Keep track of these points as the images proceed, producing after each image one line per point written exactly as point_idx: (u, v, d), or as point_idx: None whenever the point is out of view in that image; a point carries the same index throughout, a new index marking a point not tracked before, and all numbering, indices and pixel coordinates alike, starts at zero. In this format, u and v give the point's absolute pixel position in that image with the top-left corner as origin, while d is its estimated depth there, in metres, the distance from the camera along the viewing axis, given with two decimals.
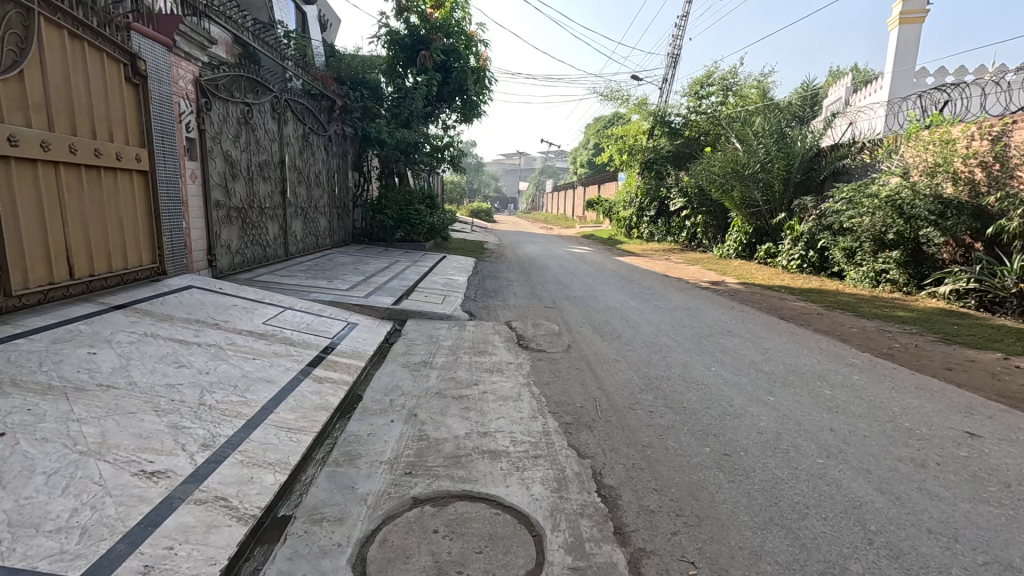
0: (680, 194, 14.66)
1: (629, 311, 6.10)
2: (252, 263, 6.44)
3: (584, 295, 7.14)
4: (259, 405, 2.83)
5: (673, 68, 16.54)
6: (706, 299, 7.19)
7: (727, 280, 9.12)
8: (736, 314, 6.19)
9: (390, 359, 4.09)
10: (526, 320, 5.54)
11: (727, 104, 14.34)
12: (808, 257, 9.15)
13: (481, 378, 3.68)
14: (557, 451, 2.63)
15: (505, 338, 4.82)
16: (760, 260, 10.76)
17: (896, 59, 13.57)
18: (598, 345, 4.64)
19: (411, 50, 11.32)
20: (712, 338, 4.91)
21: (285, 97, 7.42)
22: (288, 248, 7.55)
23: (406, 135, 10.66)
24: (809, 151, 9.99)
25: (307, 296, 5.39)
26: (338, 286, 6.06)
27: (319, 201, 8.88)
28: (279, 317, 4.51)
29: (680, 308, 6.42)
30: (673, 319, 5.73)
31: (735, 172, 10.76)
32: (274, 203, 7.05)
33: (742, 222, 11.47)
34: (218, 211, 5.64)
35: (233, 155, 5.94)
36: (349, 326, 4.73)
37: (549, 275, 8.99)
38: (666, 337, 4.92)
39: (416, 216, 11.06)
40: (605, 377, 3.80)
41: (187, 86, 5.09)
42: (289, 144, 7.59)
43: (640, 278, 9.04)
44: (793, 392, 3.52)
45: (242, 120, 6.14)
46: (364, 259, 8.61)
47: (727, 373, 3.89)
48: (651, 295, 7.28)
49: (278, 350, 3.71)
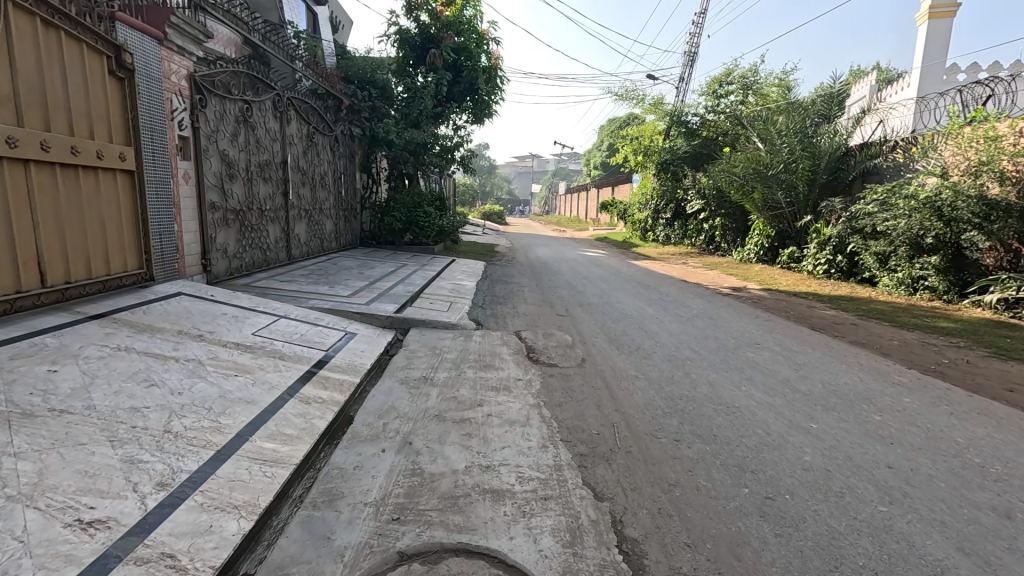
0: (698, 196, 14.19)
1: (647, 320, 5.71)
2: (251, 267, 6.18)
3: (599, 302, 6.75)
4: (234, 432, 2.51)
5: (689, 67, 16.09)
6: (729, 307, 6.76)
7: (749, 286, 8.66)
8: (762, 324, 5.76)
9: (388, 374, 3.76)
10: (536, 330, 5.19)
11: (748, 103, 13.82)
12: (836, 262, 8.66)
13: (485, 398, 3.33)
14: (570, 492, 2.27)
15: (514, 350, 4.47)
16: (783, 264, 10.28)
17: (925, 54, 12.99)
18: (615, 359, 4.27)
19: (421, 49, 11.08)
20: (739, 352, 4.50)
21: (288, 95, 7.16)
22: (291, 252, 7.30)
23: (415, 136, 10.36)
24: (837, 150, 9.50)
25: (305, 303, 5.10)
26: (340, 292, 5.77)
27: (325, 203, 8.63)
28: (271, 326, 4.21)
29: (701, 317, 6.01)
30: (695, 329, 5.33)
31: (757, 173, 10.28)
32: (275, 204, 6.80)
33: (764, 225, 11.00)
34: (214, 213, 5.39)
35: (231, 155, 5.69)
36: (347, 337, 4.41)
37: (561, 280, 8.62)
38: (689, 350, 4.52)
39: (424, 218, 10.76)
40: (623, 397, 3.42)
41: (181, 82, 4.83)
42: (293, 144, 7.34)
43: (658, 283, 8.63)
44: (837, 418, 3.11)
45: (241, 118, 5.89)
46: (370, 263, 8.33)
47: (759, 393, 3.49)
48: (670, 302, 6.87)
49: (265, 365, 3.40)
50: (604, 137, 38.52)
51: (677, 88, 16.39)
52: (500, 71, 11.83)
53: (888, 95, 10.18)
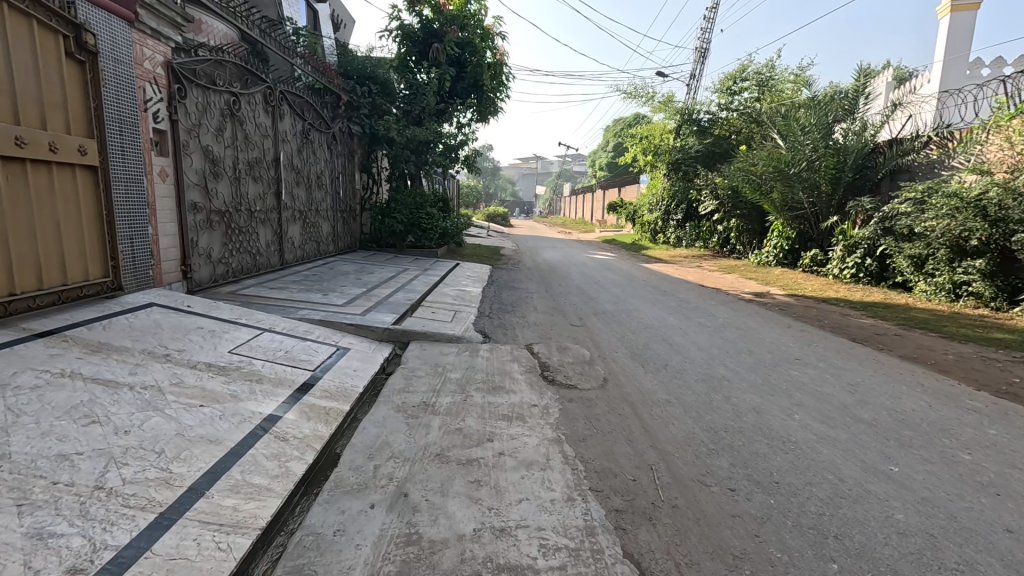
0: (711, 197, 13.65)
1: (671, 331, 5.19)
2: (238, 273, 5.70)
3: (614, 310, 6.24)
4: (186, 485, 2.01)
5: (701, 63, 15.54)
6: (756, 316, 6.23)
7: (772, 291, 8.15)
8: (798, 336, 5.23)
9: (383, 400, 3.26)
10: (550, 343, 4.68)
11: (763, 99, 13.26)
12: (865, 265, 8.13)
13: (496, 431, 2.83)
14: (609, 570, 1.77)
15: (526, 367, 3.97)
16: (805, 267, 9.74)
17: (948, 47, 12.42)
18: (641, 379, 3.75)
19: (424, 44, 10.62)
20: (781, 370, 3.97)
21: (281, 88, 6.68)
22: (284, 256, 6.82)
23: (417, 134, 9.86)
24: (864, 147, 8.94)
25: (294, 313, 4.61)
26: (334, 301, 5.28)
27: (322, 205, 8.16)
28: (252, 342, 3.72)
29: (729, 327, 5.48)
30: (725, 342, 4.81)
31: (779, 172, 9.72)
32: (266, 206, 6.31)
33: (783, 226, 10.48)
34: (196, 214, 4.92)
35: (216, 152, 5.21)
36: (338, 353, 3.93)
37: (572, 285, 8.12)
38: (722, 368, 4.01)
39: (427, 220, 10.27)
40: (657, 430, 2.91)
41: (156, 69, 4.35)
42: (286, 141, 6.86)
43: (675, 289, 8.12)
44: (919, 458, 2.58)
45: (227, 112, 5.42)
46: (369, 268, 7.85)
47: (817, 424, 2.97)
48: (691, 311, 6.34)
49: (238, 391, 2.91)
50: (611, 137, 38.04)
51: (688, 85, 15.85)
52: (506, 67, 11.35)
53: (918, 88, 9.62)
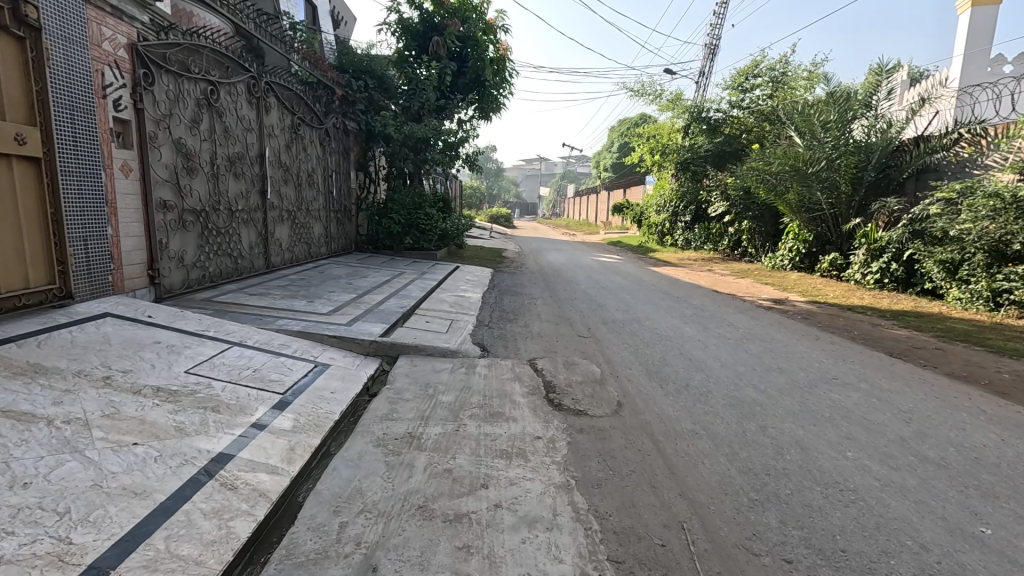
0: (722, 197, 13.17)
1: (688, 344, 4.70)
2: (216, 278, 5.24)
3: (624, 318, 5.76)
4: (86, 563, 1.55)
5: (711, 60, 15.08)
6: (778, 326, 5.74)
7: (791, 298, 7.66)
8: (829, 349, 4.75)
9: (361, 430, 2.79)
10: (555, 357, 4.20)
11: (776, 97, 12.77)
12: (890, 270, 7.63)
13: (492, 474, 2.36)
14: None
15: (528, 388, 3.51)
16: (823, 272, 9.25)
17: (969, 42, 11.91)
18: (660, 403, 3.28)
19: (424, 38, 10.19)
20: (818, 393, 3.49)
21: (267, 79, 6.24)
22: (270, 259, 6.38)
23: (416, 131, 9.38)
24: (888, 145, 8.46)
25: (271, 324, 4.14)
26: (318, 308, 4.82)
27: (314, 204, 7.72)
28: (217, 358, 3.26)
29: (751, 339, 4.99)
30: (749, 357, 4.32)
31: (796, 171, 9.22)
32: (249, 205, 5.86)
33: (800, 228, 10.00)
34: (166, 215, 4.47)
35: (190, 146, 4.77)
36: (316, 371, 3.46)
37: (578, 291, 7.65)
38: (752, 390, 3.53)
39: (426, 221, 9.81)
40: (685, 472, 2.43)
41: (118, 51, 3.91)
42: (273, 135, 6.41)
43: (687, 295, 7.65)
44: (1013, 515, 2.09)
45: (204, 102, 4.97)
46: (362, 271, 7.39)
47: (877, 465, 2.49)
48: (708, 320, 5.86)
49: (186, 423, 2.44)
50: (617, 137, 37.54)
51: (697, 82, 15.35)
52: (509, 62, 10.90)
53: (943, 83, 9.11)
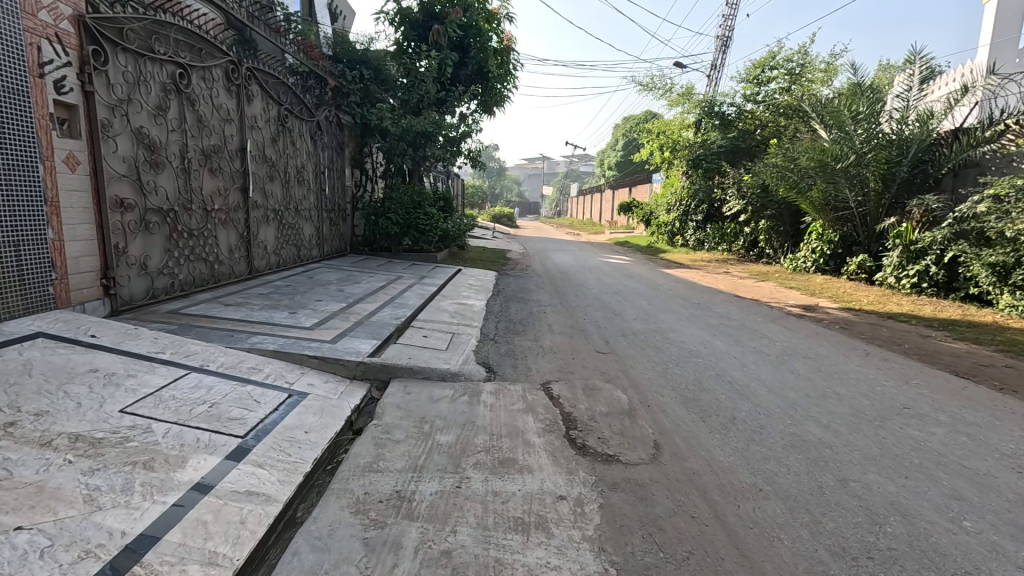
0: (737, 195, 12.55)
1: (723, 363, 4.10)
2: (187, 285, 4.65)
3: (645, 330, 5.16)
4: None
5: (723, 53, 14.49)
6: (818, 338, 5.12)
7: (821, 304, 7.06)
8: (885, 368, 4.14)
9: (338, 487, 2.20)
10: (572, 380, 3.62)
11: (795, 90, 12.15)
12: (931, 273, 7.01)
13: (507, 560, 1.78)
14: None
15: (545, 424, 2.92)
16: (850, 275, 8.65)
17: (998, 31, 11.26)
18: (706, 444, 2.69)
19: (423, 27, 9.58)
20: (895, 429, 2.89)
21: (248, 65, 5.64)
22: (254, 263, 5.80)
23: (414, 124, 8.73)
24: (925, 138, 7.83)
25: (242, 342, 3.56)
26: (301, 322, 4.22)
27: (304, 203, 7.14)
28: (166, 391, 2.68)
29: (793, 356, 4.38)
30: (797, 379, 3.73)
31: (822, 167, 8.64)
32: (228, 203, 5.27)
33: (824, 228, 9.38)
34: (125, 215, 3.89)
35: (155, 137, 4.18)
36: (289, 404, 2.88)
37: (590, 296, 7.06)
38: (812, 425, 2.93)
39: (425, 221, 9.22)
40: (761, 554, 1.84)
41: (61, 24, 3.33)
42: (256, 127, 5.83)
43: (708, 301, 7.05)
44: None
45: (172, 87, 4.39)
46: (356, 276, 6.81)
47: (1012, 544, 1.89)
48: (738, 331, 5.25)
49: (101, 490, 1.85)
50: (623, 135, 36.90)
51: (709, 76, 14.74)
52: (513, 54, 10.30)
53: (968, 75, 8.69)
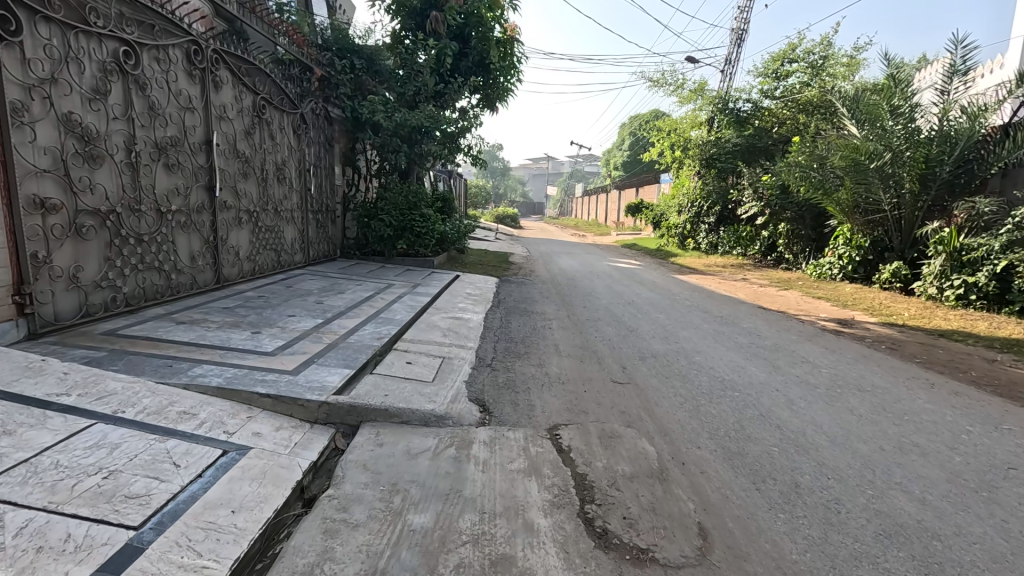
0: (754, 197, 11.82)
1: (765, 399, 3.41)
2: (134, 299, 3.99)
3: (666, 352, 4.47)
4: None
5: (738, 47, 13.78)
6: (868, 363, 4.42)
7: (857, 317, 6.35)
8: (962, 405, 3.44)
9: None
10: (586, 424, 2.94)
11: (816, 84, 11.52)
12: (981, 284, 6.31)
13: None
14: None
15: (552, 492, 2.25)
16: (882, 284, 7.94)
17: None
18: (771, 533, 2.00)
19: (421, 16, 8.94)
20: (1015, 504, 2.21)
21: (217, 48, 5.00)
22: (222, 271, 5.16)
23: (410, 118, 8.07)
24: (971, 133, 7.15)
25: (180, 376, 2.90)
26: (261, 346, 3.55)
27: (285, 204, 6.49)
28: (50, 455, 2.01)
29: (846, 388, 3.69)
30: (863, 424, 3.03)
31: (854, 165, 7.89)
32: (190, 203, 4.61)
33: (852, 232, 8.66)
34: (48, 218, 3.24)
35: (90, 125, 3.53)
36: (221, 466, 2.22)
37: (600, 308, 6.38)
38: (901, 497, 2.24)
39: (421, 223, 8.57)
40: None
41: None
42: (226, 118, 5.17)
43: (731, 314, 6.37)
44: None
45: (115, 67, 3.74)
46: (341, 284, 6.15)
47: None
48: (773, 354, 4.56)
49: None
50: (629, 134, 36.18)
51: (723, 71, 14.04)
52: (517, 45, 9.63)
53: (999, 68, 8.28)
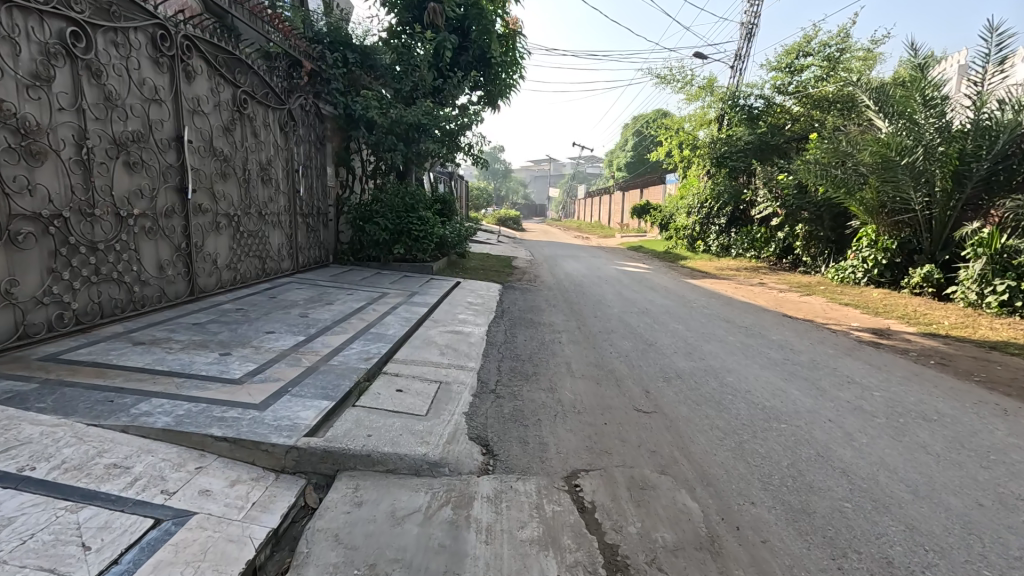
0: (769, 196, 11.30)
1: (819, 433, 2.89)
2: (87, 317, 3.49)
3: (692, 370, 3.94)
4: None
5: (749, 41, 13.26)
6: (921, 382, 3.90)
7: (895, 327, 5.81)
8: None
9: None
10: (611, 471, 2.42)
11: (832, 79, 11.02)
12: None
13: None
14: None
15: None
16: (912, 289, 7.42)
17: None
18: None
19: (419, 8, 8.45)
20: None
21: (190, 35, 4.51)
22: (197, 280, 4.66)
23: (406, 115, 7.59)
24: (1012, 126, 6.62)
25: (120, 415, 2.40)
26: (227, 372, 3.05)
27: (270, 207, 5.99)
28: None
29: (907, 416, 3.18)
30: (944, 467, 2.51)
31: (883, 162, 7.36)
32: (156, 206, 4.12)
33: (877, 233, 8.14)
34: None
35: (28, 116, 3.04)
36: (146, 543, 1.69)
37: (612, 317, 5.87)
38: None
39: (419, 226, 8.08)
40: None
41: None
42: (201, 113, 4.69)
43: (755, 323, 5.85)
44: None
45: (61, 49, 3.25)
46: (331, 293, 5.65)
47: None
48: (812, 372, 4.05)
49: None
50: (632, 135, 35.70)
51: (733, 67, 13.52)
52: (520, 39, 9.15)
53: None
